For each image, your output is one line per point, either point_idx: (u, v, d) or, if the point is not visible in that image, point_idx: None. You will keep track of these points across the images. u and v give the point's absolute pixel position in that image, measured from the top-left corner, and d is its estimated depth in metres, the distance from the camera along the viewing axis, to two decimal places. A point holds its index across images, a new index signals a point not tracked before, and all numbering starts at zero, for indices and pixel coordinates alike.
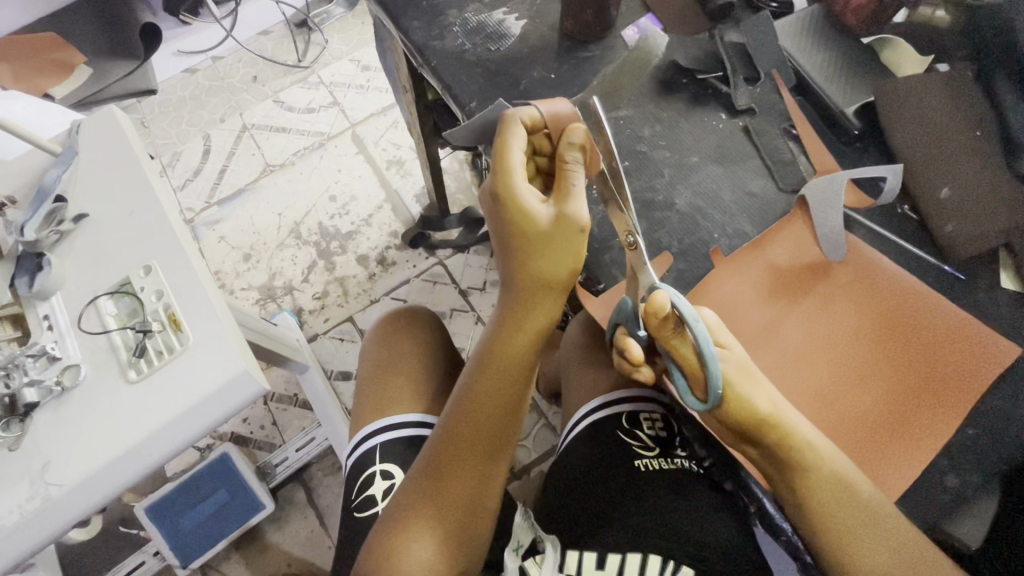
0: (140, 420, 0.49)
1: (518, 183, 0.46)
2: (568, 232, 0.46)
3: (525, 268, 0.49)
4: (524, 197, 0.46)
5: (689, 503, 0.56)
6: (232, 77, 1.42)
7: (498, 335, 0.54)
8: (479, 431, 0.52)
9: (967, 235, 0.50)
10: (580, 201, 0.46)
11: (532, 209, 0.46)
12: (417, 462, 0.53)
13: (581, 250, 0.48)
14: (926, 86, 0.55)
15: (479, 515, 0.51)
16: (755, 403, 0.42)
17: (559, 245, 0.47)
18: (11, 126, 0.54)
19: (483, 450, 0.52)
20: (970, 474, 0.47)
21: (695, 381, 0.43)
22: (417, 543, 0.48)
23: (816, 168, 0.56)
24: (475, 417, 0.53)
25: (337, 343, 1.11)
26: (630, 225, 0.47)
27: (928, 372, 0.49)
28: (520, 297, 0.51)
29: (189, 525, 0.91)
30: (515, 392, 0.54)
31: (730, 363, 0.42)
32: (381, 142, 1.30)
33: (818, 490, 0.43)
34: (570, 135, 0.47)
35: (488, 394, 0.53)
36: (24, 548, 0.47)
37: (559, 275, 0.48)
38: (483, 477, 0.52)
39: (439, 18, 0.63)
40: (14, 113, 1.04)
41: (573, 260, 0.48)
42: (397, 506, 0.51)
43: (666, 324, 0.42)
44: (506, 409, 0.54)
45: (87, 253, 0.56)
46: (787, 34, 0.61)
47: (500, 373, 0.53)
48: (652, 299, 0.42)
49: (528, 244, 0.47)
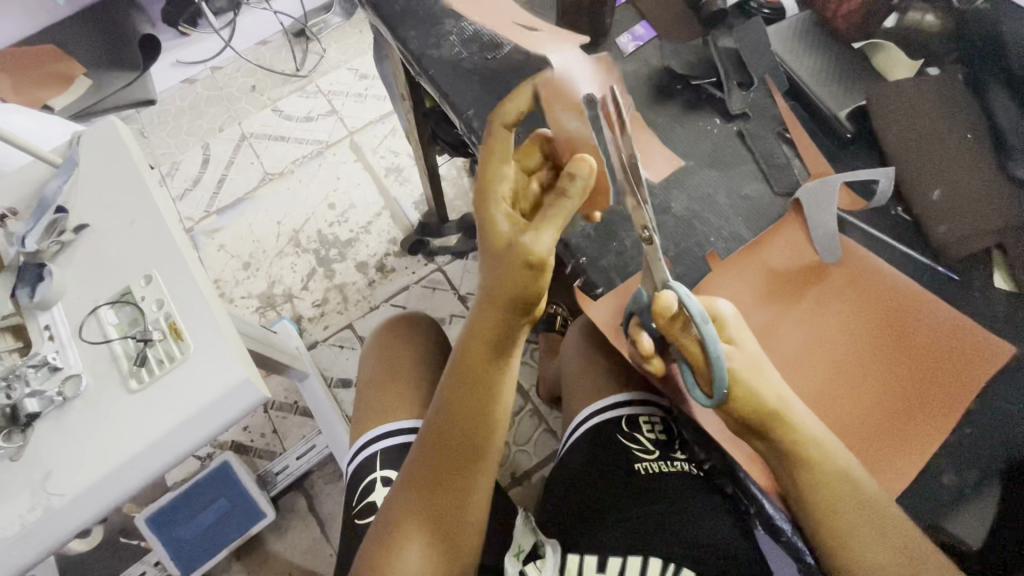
0: (142, 430, 0.49)
1: (495, 201, 0.45)
2: (521, 257, 0.42)
3: (491, 285, 0.45)
4: (492, 216, 0.45)
5: (693, 506, 0.56)
6: (231, 86, 1.43)
7: (464, 348, 0.50)
8: (447, 453, 0.51)
9: (958, 234, 0.51)
10: (546, 228, 0.42)
11: (497, 227, 0.44)
12: (406, 469, 0.53)
13: (540, 279, 0.43)
14: (915, 89, 0.56)
15: (467, 515, 0.52)
16: (765, 397, 0.43)
17: (516, 272, 0.43)
18: (13, 138, 0.54)
19: (452, 468, 0.51)
20: (968, 473, 0.47)
21: (703, 374, 0.44)
22: (409, 545, 0.50)
23: (811, 171, 0.56)
24: (441, 438, 0.51)
25: (337, 350, 1.12)
26: (648, 219, 0.46)
27: (925, 374, 0.49)
28: (496, 314, 0.46)
29: (189, 535, 0.91)
30: (478, 411, 0.50)
31: (740, 359, 0.44)
32: (379, 150, 1.31)
33: (825, 490, 0.43)
34: (574, 166, 0.43)
35: (455, 411, 0.51)
36: (30, 557, 0.47)
37: (517, 299, 0.45)
38: (458, 492, 0.51)
39: (437, 27, 0.64)
40: (12, 124, 1.06)
41: (531, 289, 0.43)
42: (396, 505, 0.52)
43: (675, 322, 0.43)
44: (474, 429, 0.50)
45: (87, 265, 0.56)
46: (780, 39, 0.62)
47: (462, 393, 0.50)
48: (659, 299, 0.43)
49: (492, 260, 0.45)
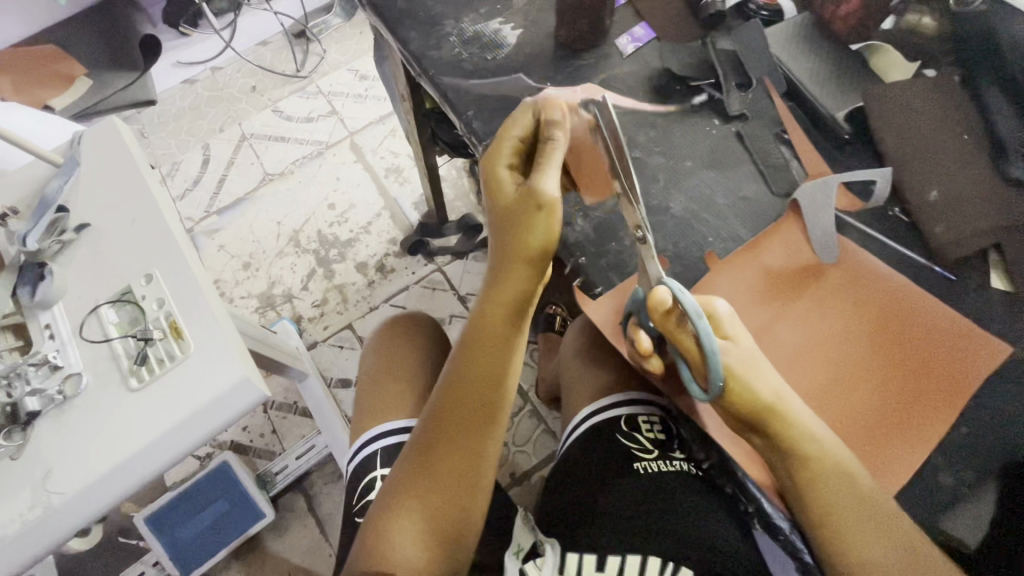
0: (142, 428, 0.49)
1: (500, 160, 0.49)
2: (532, 200, 0.47)
3: (507, 240, 0.49)
4: (499, 172, 0.49)
5: (692, 505, 0.56)
6: (231, 87, 1.43)
7: (478, 317, 0.52)
8: (450, 427, 0.51)
9: (956, 236, 0.51)
10: (550, 175, 0.47)
11: (503, 182, 0.49)
12: (407, 454, 0.53)
13: (550, 223, 0.47)
14: (909, 92, 0.56)
15: (466, 498, 0.51)
16: (762, 393, 0.43)
17: (527, 219, 0.47)
18: (15, 137, 0.55)
19: (455, 440, 0.51)
20: (965, 472, 0.47)
21: (699, 370, 0.44)
22: (402, 537, 0.49)
23: (809, 171, 0.57)
24: (447, 409, 0.52)
25: (337, 350, 1.12)
26: (642, 218, 0.49)
27: (922, 373, 0.49)
28: (511, 276, 0.49)
29: (188, 534, 0.91)
30: (485, 381, 0.52)
31: (736, 355, 0.44)
32: (379, 150, 1.31)
33: (822, 487, 0.44)
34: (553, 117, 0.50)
35: (463, 385, 0.52)
36: (29, 555, 0.47)
37: (529, 250, 0.48)
38: (459, 469, 0.51)
39: (437, 28, 0.64)
40: (14, 123, 1.06)
41: (545, 232, 0.47)
42: (388, 496, 0.51)
43: (670, 317, 0.44)
44: (480, 400, 0.52)
45: (88, 264, 0.56)
46: (777, 41, 0.62)
47: (472, 366, 0.52)
48: (654, 295, 0.45)
49: (503, 217, 0.49)
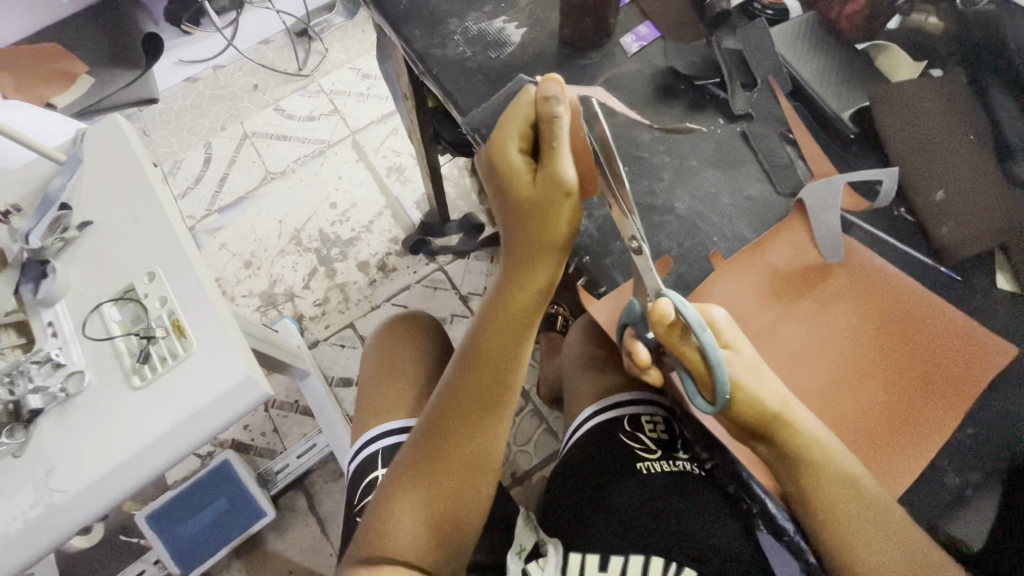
0: (145, 425, 0.49)
1: (507, 141, 0.47)
2: (552, 190, 0.46)
3: (527, 228, 0.49)
4: (510, 157, 0.47)
5: (696, 505, 0.56)
6: (232, 86, 1.43)
7: (497, 298, 0.53)
8: (462, 413, 0.52)
9: (961, 236, 0.51)
10: (566, 162, 0.46)
11: (517, 167, 0.47)
12: (413, 444, 0.53)
13: (573, 213, 0.47)
14: (915, 90, 0.56)
15: (471, 486, 0.52)
16: (765, 400, 0.44)
17: (549, 209, 0.47)
18: (18, 135, 0.55)
19: (466, 426, 0.52)
20: (970, 473, 0.47)
21: (705, 382, 0.44)
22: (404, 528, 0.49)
23: (814, 171, 0.56)
24: (460, 394, 0.52)
25: (338, 349, 1.12)
26: (636, 229, 0.47)
27: (927, 373, 0.49)
28: (535, 262, 0.50)
29: (189, 533, 0.91)
30: (499, 367, 0.53)
31: (740, 364, 0.44)
32: (381, 149, 1.31)
33: (827, 491, 0.44)
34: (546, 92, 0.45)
35: (477, 369, 0.53)
36: (31, 554, 0.47)
37: (553, 239, 0.48)
38: (468, 455, 0.52)
39: (440, 27, 0.64)
40: (17, 121, 1.06)
41: (566, 223, 0.48)
42: (390, 491, 0.51)
43: (674, 330, 0.43)
44: (494, 385, 0.53)
45: (91, 262, 0.56)
46: (783, 40, 0.62)
47: (486, 351, 0.53)
48: (657, 307, 0.43)
49: (521, 205, 0.48)
